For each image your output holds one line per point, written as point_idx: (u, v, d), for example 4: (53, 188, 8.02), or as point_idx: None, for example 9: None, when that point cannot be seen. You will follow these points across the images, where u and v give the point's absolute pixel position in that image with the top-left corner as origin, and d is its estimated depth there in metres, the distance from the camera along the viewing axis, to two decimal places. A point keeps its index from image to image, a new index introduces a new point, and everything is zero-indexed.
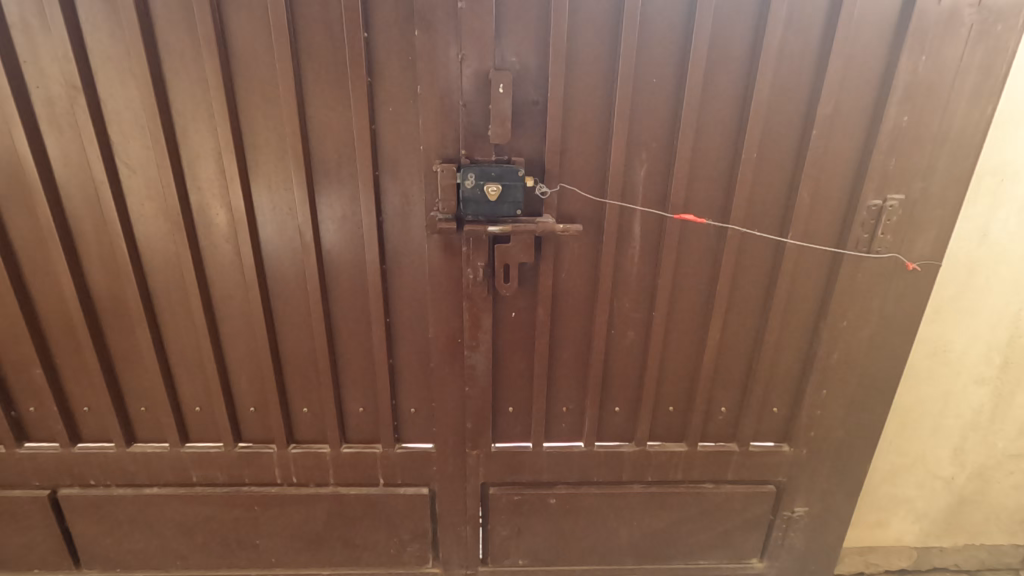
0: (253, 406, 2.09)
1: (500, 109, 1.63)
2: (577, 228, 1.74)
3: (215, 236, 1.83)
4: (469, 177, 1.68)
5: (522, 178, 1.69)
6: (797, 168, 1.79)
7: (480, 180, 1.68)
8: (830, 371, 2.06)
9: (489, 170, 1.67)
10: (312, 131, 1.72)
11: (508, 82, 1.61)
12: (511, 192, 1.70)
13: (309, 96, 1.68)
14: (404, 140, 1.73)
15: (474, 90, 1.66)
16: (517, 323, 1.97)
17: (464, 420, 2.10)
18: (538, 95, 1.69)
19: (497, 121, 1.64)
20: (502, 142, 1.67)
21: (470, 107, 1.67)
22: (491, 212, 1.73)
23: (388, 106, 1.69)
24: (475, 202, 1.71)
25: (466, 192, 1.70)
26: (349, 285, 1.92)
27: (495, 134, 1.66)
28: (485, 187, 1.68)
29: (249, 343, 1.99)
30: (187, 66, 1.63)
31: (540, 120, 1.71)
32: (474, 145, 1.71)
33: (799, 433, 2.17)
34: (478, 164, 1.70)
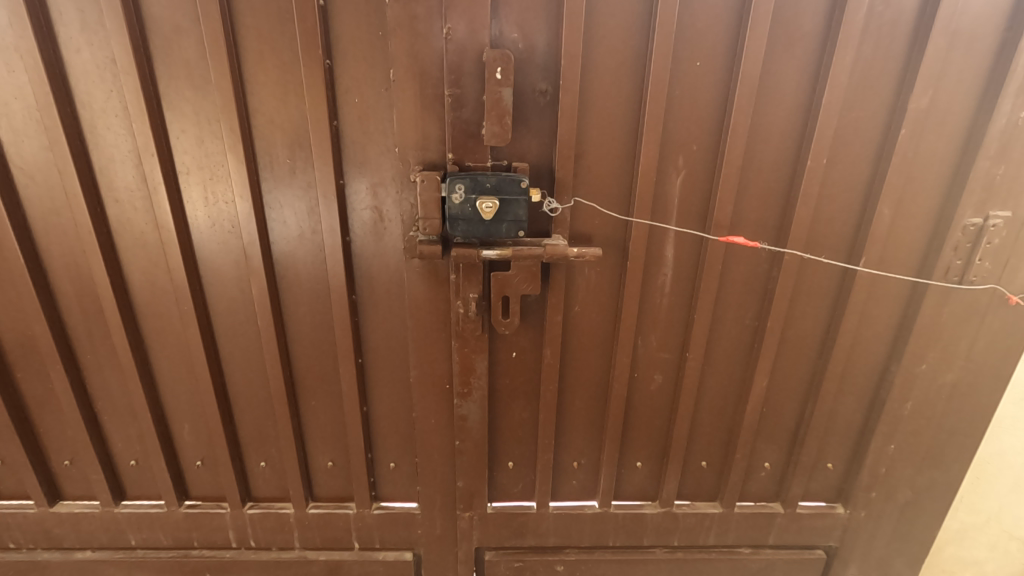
0: (200, 460, 1.73)
1: (497, 101, 1.24)
2: (595, 252, 1.38)
3: (142, 260, 1.46)
4: (456, 190, 1.29)
5: (526, 191, 1.30)
6: (876, 177, 1.40)
7: (471, 194, 1.29)
8: (899, 421, 1.69)
9: (484, 182, 1.29)
10: (257, 128, 1.34)
11: (507, 65, 1.22)
12: (511, 209, 1.31)
13: (251, 82, 1.30)
14: (376, 140, 1.36)
15: (464, 75, 1.27)
16: (518, 366, 1.61)
17: (453, 478, 1.74)
18: (546, 83, 1.31)
19: (494, 118, 1.25)
20: (502, 144, 1.28)
21: (460, 98, 1.28)
22: (485, 233, 1.34)
23: (354, 96, 1.32)
24: (465, 221, 1.31)
25: (454, 208, 1.31)
26: (311, 320, 1.55)
27: (491, 134, 1.27)
28: (478, 202, 1.29)
29: (191, 386, 1.63)
30: (90, 43, 1.25)
31: (549, 115, 1.33)
32: (465, 148, 1.32)
33: (856, 492, 1.80)
34: (469, 172, 1.31)
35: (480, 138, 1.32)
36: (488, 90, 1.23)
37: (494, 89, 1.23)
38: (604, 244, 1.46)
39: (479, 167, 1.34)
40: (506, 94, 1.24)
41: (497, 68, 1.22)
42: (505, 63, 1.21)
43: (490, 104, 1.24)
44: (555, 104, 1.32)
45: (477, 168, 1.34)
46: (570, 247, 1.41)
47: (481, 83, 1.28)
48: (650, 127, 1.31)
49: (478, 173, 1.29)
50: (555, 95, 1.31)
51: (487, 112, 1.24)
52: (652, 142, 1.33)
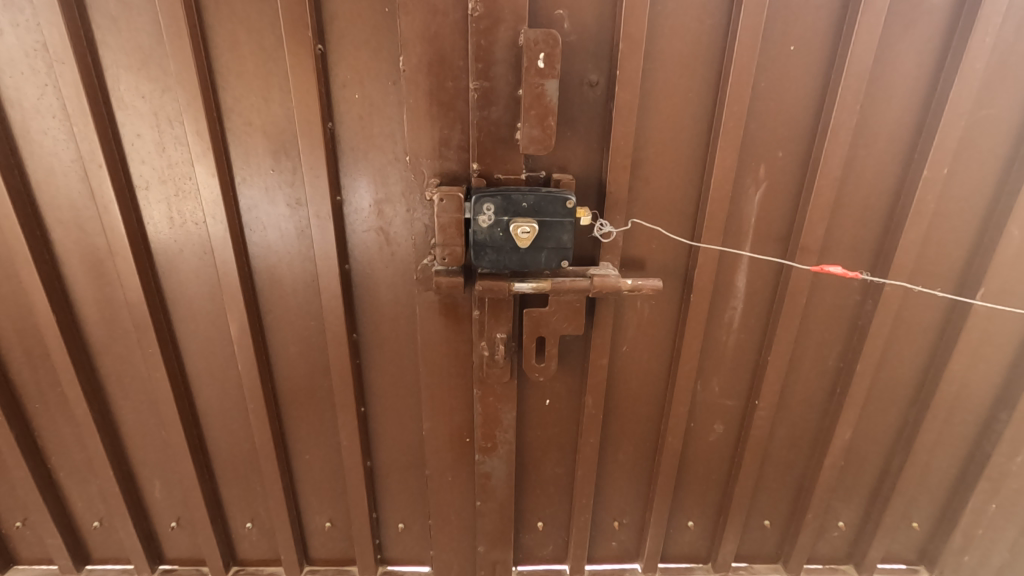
0: (174, 521, 1.47)
1: (538, 96, 0.96)
2: (656, 285, 1.10)
3: (95, 292, 1.19)
4: (484, 210, 1.01)
5: (571, 212, 1.02)
6: (1005, 190, 1.13)
7: (503, 216, 1.02)
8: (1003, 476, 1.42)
9: (519, 201, 1.01)
10: (233, 132, 1.07)
11: (553, 49, 0.93)
12: (553, 235, 1.03)
13: (223, 74, 1.03)
14: (381, 146, 1.08)
15: (495, 63, 0.98)
16: (553, 415, 1.34)
17: (473, 543, 1.47)
18: (598, 74, 1.03)
19: (533, 119, 0.97)
20: (542, 152, 1.00)
21: (488, 93, 1.00)
22: (520, 264, 1.06)
23: (354, 92, 1.04)
24: (495, 250, 1.03)
25: (480, 236, 1.03)
26: (303, 363, 1.29)
27: (528, 139, 0.99)
28: (511, 226, 1.01)
29: (161, 439, 1.36)
30: (16, 24, 0.98)
31: (600, 114, 1.06)
32: (494, 156, 1.04)
33: (947, 557, 1.52)
34: (499, 187, 1.03)
35: (514, 144, 1.04)
36: (527, 82, 0.95)
37: (534, 80, 0.95)
38: (660, 273, 1.19)
39: (512, 180, 1.06)
40: (550, 88, 0.96)
41: (540, 52, 0.93)
42: (551, 46, 0.92)
43: (529, 101, 0.96)
44: (609, 101, 1.05)
45: (509, 181, 1.06)
46: (621, 278, 1.14)
47: (516, 73, 0.99)
48: (729, 130, 1.04)
49: (510, 191, 1.01)
50: (608, 89, 1.04)
51: (524, 111, 0.96)
52: (730, 149, 1.05)
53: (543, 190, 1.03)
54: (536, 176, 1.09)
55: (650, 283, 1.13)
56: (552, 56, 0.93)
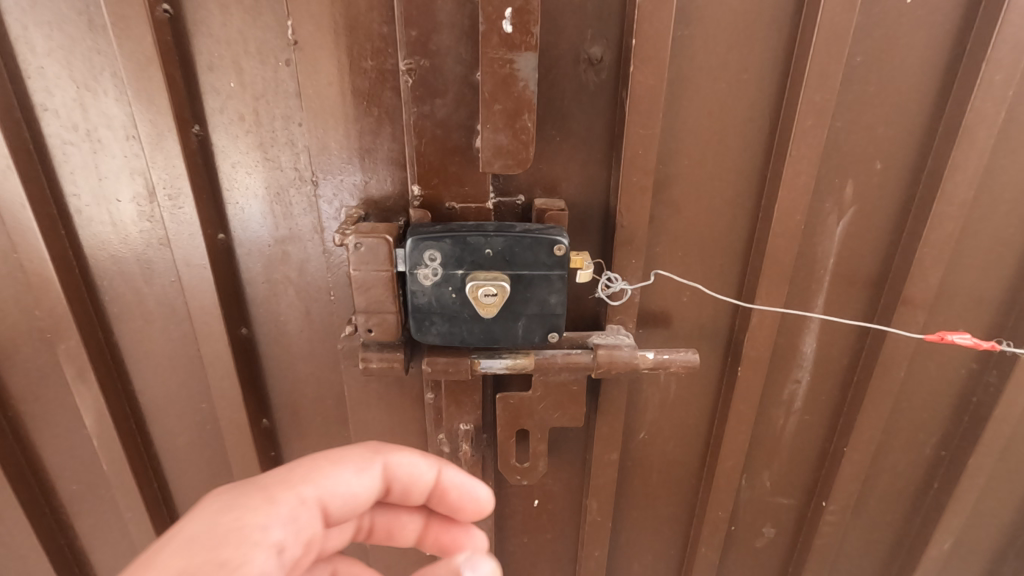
0: None
1: (506, 82, 0.58)
2: (693, 362, 0.75)
3: None
4: (426, 261, 0.65)
5: (562, 261, 0.65)
6: None
7: (455, 269, 0.65)
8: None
9: (478, 248, 0.64)
10: (54, 142, 0.71)
11: (527, 3, 0.55)
12: (535, 296, 0.67)
13: (23, 53, 0.66)
14: (277, 160, 0.72)
15: (437, 27, 0.61)
16: (544, 519, 0.99)
17: None
18: (602, 43, 0.66)
19: (500, 119, 0.60)
20: (518, 172, 0.63)
21: (429, 77, 0.63)
22: (488, 338, 0.69)
23: (228, 77, 0.68)
24: (446, 319, 0.68)
25: (420, 300, 0.67)
26: (199, 458, 0.93)
27: (492, 151, 0.61)
28: (469, 285, 0.65)
29: None
30: None
31: (605, 106, 0.69)
32: (444, 175, 0.68)
33: None
34: (450, 224, 0.67)
35: (472, 156, 0.67)
36: (485, 58, 0.57)
37: (498, 54, 0.57)
38: (687, 333, 0.84)
39: (474, 213, 0.69)
40: (526, 66, 0.58)
41: (505, 7, 0.55)
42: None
43: (491, 91, 0.59)
44: (619, 86, 0.68)
45: (470, 213, 0.69)
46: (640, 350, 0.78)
47: (472, 43, 0.62)
48: (807, 131, 0.66)
49: (463, 231, 0.64)
50: (617, 69, 0.67)
51: (483, 107, 0.59)
52: (809, 160, 0.68)
53: (517, 227, 0.66)
54: (512, 206, 0.72)
55: (680, 357, 0.76)
56: (525, 15, 0.55)
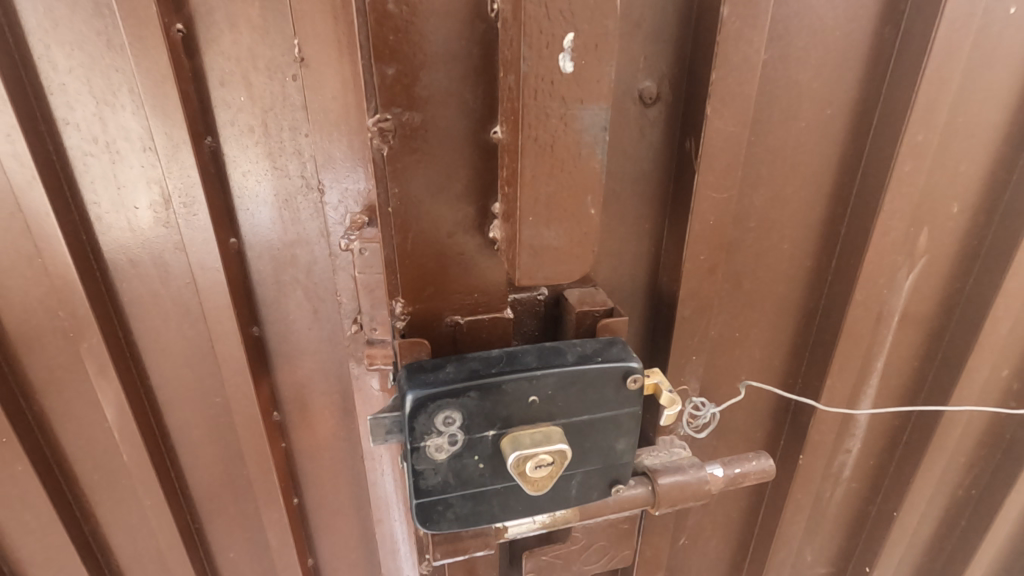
0: None
1: (562, 139, 0.53)
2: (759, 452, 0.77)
3: None
4: (444, 424, 0.58)
5: (623, 389, 0.63)
6: None
7: (477, 429, 0.59)
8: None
9: (513, 391, 0.59)
10: (75, 154, 0.75)
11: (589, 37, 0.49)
12: (573, 428, 0.63)
13: (44, 70, 0.70)
14: (283, 169, 0.77)
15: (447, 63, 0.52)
16: None
17: None
18: (655, 80, 0.73)
19: (550, 205, 0.54)
20: (576, 269, 0.59)
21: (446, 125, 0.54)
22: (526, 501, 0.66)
23: (237, 92, 0.72)
24: (474, 487, 0.62)
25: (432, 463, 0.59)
26: (211, 448, 0.98)
27: (535, 237, 0.56)
28: (511, 458, 0.58)
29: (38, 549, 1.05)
30: None
31: (654, 141, 0.77)
32: (452, 269, 0.62)
33: None
34: (465, 361, 0.61)
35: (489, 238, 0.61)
36: (542, 113, 0.51)
37: (551, 106, 0.50)
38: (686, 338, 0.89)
39: (489, 324, 0.66)
40: (593, 124, 0.53)
41: (564, 38, 0.48)
42: (586, 25, 0.48)
43: (542, 163, 0.53)
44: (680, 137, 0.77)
45: (484, 324, 0.66)
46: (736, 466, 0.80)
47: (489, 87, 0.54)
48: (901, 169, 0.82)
49: (497, 376, 0.59)
50: (677, 116, 0.76)
51: (530, 185, 0.53)
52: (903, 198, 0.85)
53: (560, 355, 0.62)
54: (533, 302, 0.77)
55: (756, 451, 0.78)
56: (587, 50, 0.49)
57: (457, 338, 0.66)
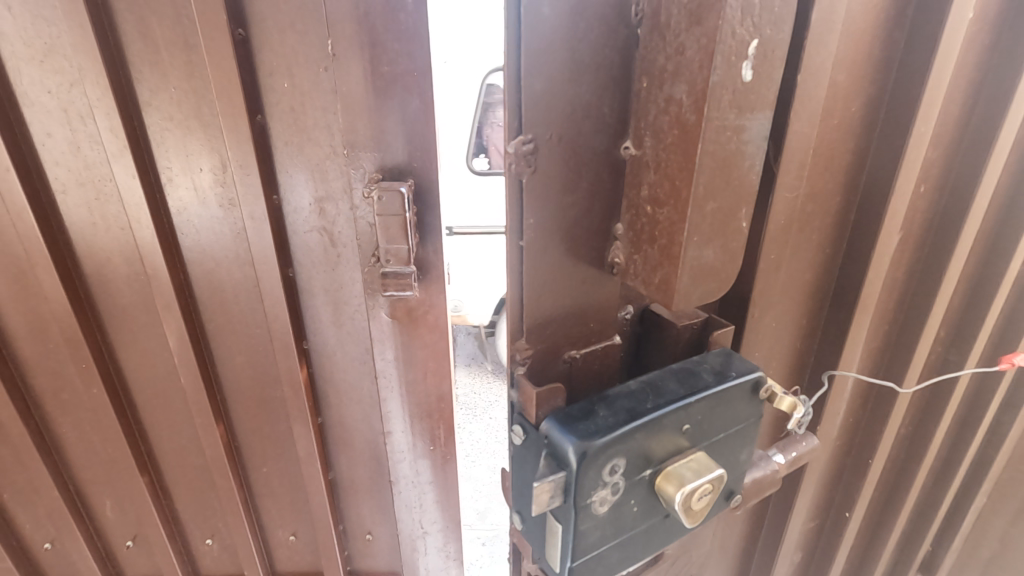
0: (130, 540, 1.41)
1: (736, 150, 0.52)
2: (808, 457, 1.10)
3: (19, 302, 1.11)
4: (610, 474, 0.58)
5: (756, 397, 0.68)
6: None
7: (630, 476, 0.60)
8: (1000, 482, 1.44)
9: (671, 421, 0.61)
10: (153, 129, 0.97)
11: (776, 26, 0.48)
12: (708, 446, 0.66)
13: (136, 64, 0.92)
14: (315, 140, 1.00)
15: (576, 50, 0.53)
16: None
17: (426, 549, 1.44)
18: None
19: (714, 223, 0.53)
20: (716, 293, 0.58)
21: (578, 113, 0.55)
22: (669, 532, 0.69)
23: (282, 80, 0.95)
24: (618, 538, 0.62)
25: (593, 515, 0.59)
26: (249, 373, 1.21)
27: (703, 262, 0.55)
28: (680, 500, 0.60)
29: (107, 458, 1.28)
30: None
31: None
32: (568, 309, 0.65)
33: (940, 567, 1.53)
34: (609, 404, 0.60)
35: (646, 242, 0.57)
36: (722, 123, 0.49)
37: (726, 121, 0.49)
38: None
39: (601, 353, 0.70)
40: (756, 136, 0.53)
41: (754, 38, 0.47)
42: (774, 28, 0.47)
43: (715, 182, 0.51)
44: None
45: (596, 354, 0.71)
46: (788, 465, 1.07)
47: (622, 97, 0.56)
48: None
49: (656, 411, 0.59)
50: None
51: (702, 204, 0.51)
52: None
53: (697, 376, 0.65)
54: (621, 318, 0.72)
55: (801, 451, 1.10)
56: (766, 56, 0.48)
57: (571, 373, 0.69)
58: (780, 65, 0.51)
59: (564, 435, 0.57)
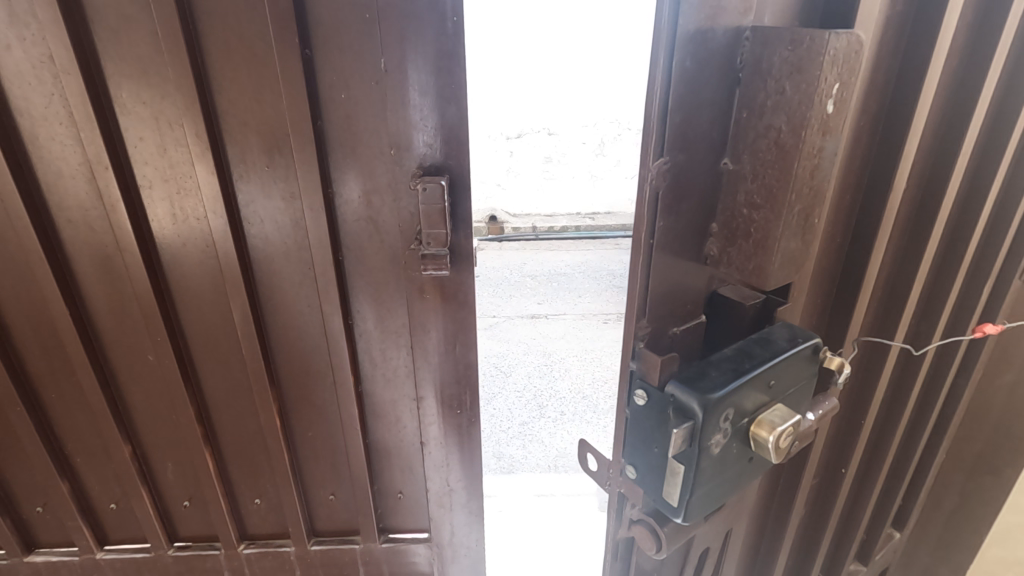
0: (187, 500, 1.58)
1: (817, 162, 0.70)
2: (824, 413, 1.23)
3: (103, 284, 1.27)
4: (725, 421, 0.75)
5: (816, 358, 0.86)
6: None
7: (736, 423, 0.77)
8: (961, 440, 1.63)
9: (764, 377, 0.78)
10: (228, 134, 1.15)
11: (845, 67, 0.65)
12: (786, 398, 0.84)
13: (217, 79, 1.10)
14: (367, 143, 1.17)
15: (699, 93, 0.69)
16: None
17: (451, 505, 1.62)
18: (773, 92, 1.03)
19: (800, 216, 0.72)
20: (795, 269, 0.78)
21: (695, 137, 0.72)
22: (753, 470, 0.86)
23: (339, 91, 1.13)
24: (724, 471, 0.80)
25: (710, 456, 0.75)
26: (299, 346, 1.38)
27: (788, 245, 0.74)
28: (773, 440, 0.78)
29: (172, 424, 1.46)
30: (23, 38, 1.05)
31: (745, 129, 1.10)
32: (676, 289, 0.82)
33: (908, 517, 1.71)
34: (716, 365, 0.77)
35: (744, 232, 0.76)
36: (810, 144, 0.67)
37: (816, 141, 0.68)
38: None
39: (694, 328, 0.88)
40: (831, 148, 0.71)
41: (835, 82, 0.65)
42: (846, 69, 0.65)
43: (802, 186, 0.70)
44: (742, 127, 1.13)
45: (690, 330, 0.88)
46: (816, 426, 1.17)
47: (726, 121, 0.73)
48: None
49: (756, 369, 0.76)
50: None
51: (789, 204, 0.70)
52: None
53: (774, 342, 0.82)
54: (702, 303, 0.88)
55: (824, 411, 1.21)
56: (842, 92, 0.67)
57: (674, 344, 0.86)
58: (851, 91, 0.69)
59: (689, 392, 0.73)
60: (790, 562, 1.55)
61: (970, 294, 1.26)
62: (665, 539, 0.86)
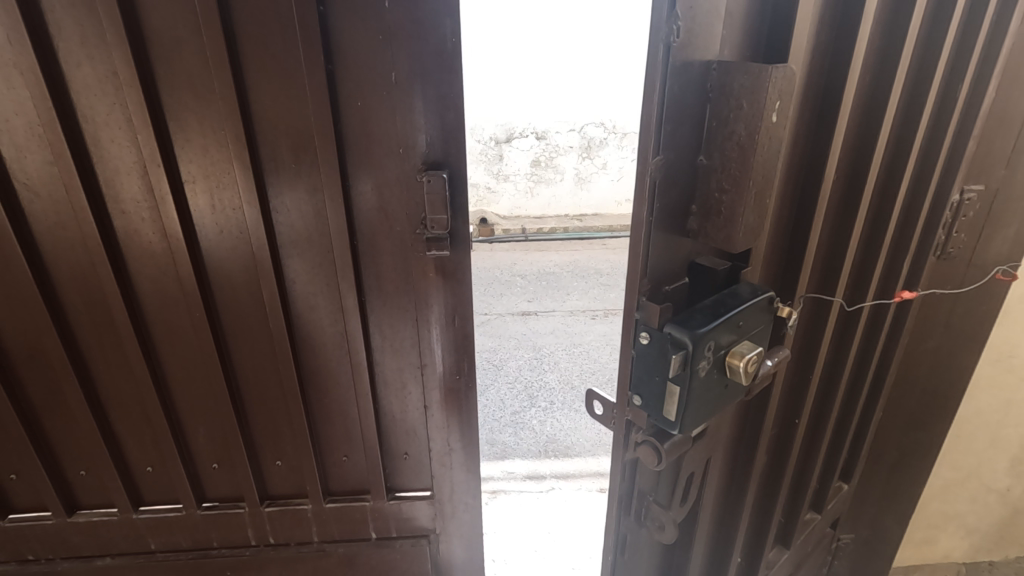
0: (216, 462, 1.77)
1: (767, 156, 0.92)
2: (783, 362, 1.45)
3: (150, 267, 1.47)
4: (708, 351, 0.96)
5: (772, 307, 1.09)
6: None
7: (717, 354, 0.99)
8: (898, 396, 1.86)
9: (735, 318, 1.00)
10: (262, 136, 1.36)
11: (784, 85, 0.87)
12: (751, 338, 1.06)
13: (253, 90, 1.31)
14: (381, 143, 1.39)
15: (681, 105, 0.89)
16: None
17: (451, 463, 1.83)
18: None
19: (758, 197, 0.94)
20: (754, 238, 1.00)
21: (679, 138, 0.92)
22: (730, 396, 1.08)
23: (356, 99, 1.34)
24: (709, 394, 1.01)
25: (698, 379, 0.97)
26: (318, 320, 1.58)
27: (749, 220, 0.96)
28: (744, 366, 1.00)
29: (205, 392, 1.65)
30: (90, 57, 1.25)
31: None
32: (665, 257, 1.02)
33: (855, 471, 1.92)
34: (699, 310, 0.99)
35: (714, 211, 0.97)
36: (763, 142, 0.89)
37: (767, 140, 0.89)
38: None
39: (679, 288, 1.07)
40: (776, 146, 0.93)
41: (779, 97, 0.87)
42: (786, 87, 0.87)
43: (759, 174, 0.92)
44: None
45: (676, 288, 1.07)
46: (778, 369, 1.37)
47: (698, 126, 0.94)
48: None
49: (729, 312, 0.98)
50: None
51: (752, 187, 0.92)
52: None
53: (739, 294, 1.05)
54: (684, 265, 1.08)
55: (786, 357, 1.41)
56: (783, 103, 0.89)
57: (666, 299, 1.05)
58: (789, 103, 0.90)
59: (682, 330, 0.94)
60: (757, 506, 1.74)
61: (892, 265, 1.49)
62: (664, 453, 1.03)
